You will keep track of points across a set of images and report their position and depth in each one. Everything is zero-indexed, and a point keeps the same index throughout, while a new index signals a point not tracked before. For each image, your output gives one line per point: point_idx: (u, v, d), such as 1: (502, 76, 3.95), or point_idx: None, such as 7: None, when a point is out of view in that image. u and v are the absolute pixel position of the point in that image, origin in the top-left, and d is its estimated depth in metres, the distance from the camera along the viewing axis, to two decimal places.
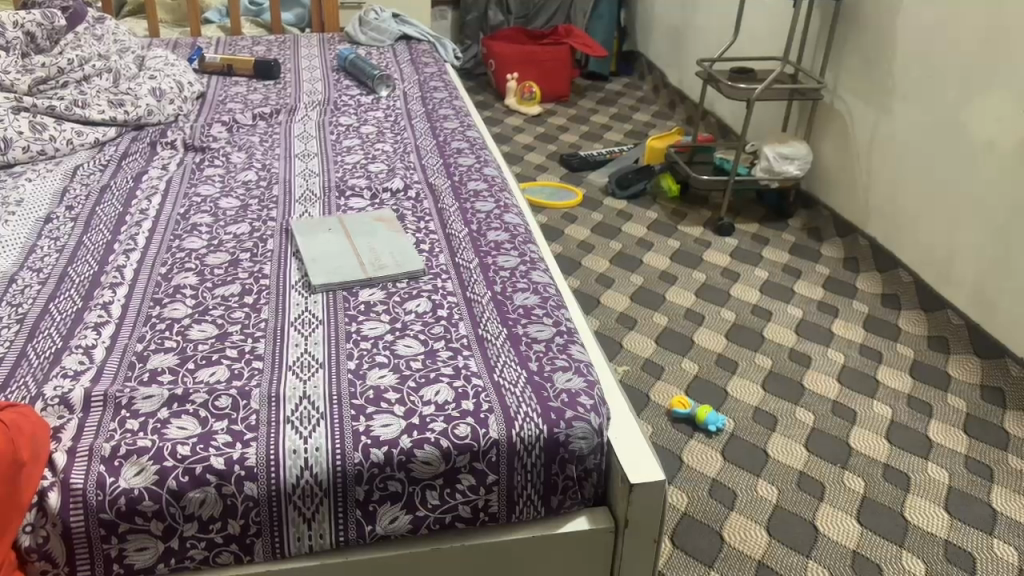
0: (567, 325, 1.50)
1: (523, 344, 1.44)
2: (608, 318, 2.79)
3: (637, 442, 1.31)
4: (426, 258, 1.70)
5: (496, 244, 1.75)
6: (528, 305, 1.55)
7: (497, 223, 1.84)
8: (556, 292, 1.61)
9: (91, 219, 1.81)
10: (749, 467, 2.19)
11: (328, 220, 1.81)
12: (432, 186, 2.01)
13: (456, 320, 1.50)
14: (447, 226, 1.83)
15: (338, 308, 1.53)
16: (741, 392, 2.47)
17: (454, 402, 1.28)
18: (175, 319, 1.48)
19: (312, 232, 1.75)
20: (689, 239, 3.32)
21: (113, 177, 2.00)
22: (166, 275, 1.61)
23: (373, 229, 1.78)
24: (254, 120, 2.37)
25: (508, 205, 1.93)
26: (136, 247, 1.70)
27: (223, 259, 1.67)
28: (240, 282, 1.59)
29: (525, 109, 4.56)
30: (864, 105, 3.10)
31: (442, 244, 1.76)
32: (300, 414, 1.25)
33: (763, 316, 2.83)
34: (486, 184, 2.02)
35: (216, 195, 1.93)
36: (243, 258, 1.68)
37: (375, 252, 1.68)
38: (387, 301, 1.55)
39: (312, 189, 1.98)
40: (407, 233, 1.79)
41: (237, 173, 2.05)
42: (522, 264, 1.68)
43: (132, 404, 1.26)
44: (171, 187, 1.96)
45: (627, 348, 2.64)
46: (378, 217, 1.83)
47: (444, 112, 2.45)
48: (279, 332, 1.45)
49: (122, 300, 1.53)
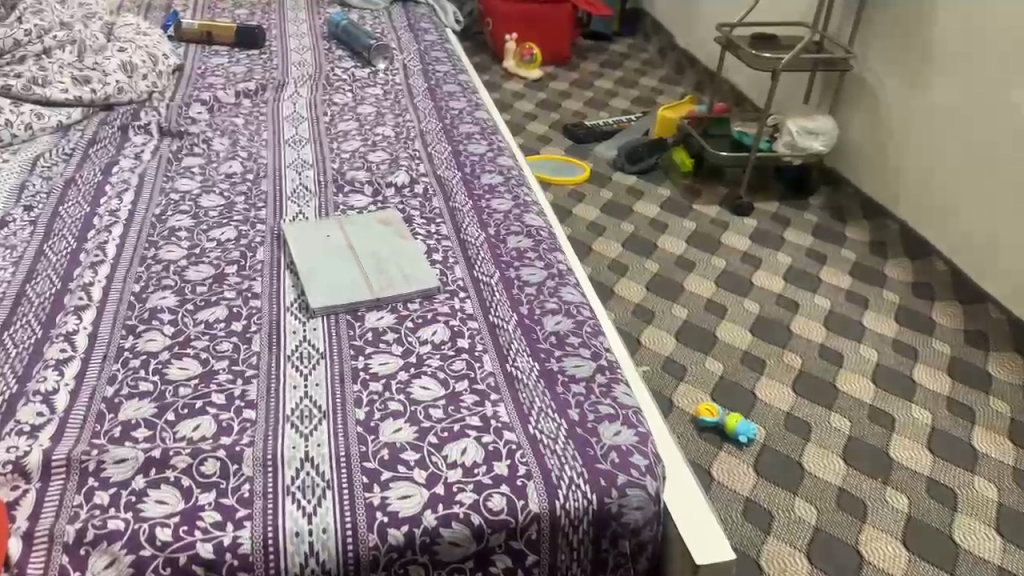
0: (607, 358, 1.30)
1: (559, 382, 1.24)
2: (624, 311, 2.60)
3: (701, 515, 1.13)
4: (440, 271, 1.49)
5: (518, 253, 1.55)
6: (561, 332, 1.35)
7: (518, 226, 1.63)
8: (590, 313, 1.41)
9: (53, 223, 1.58)
10: (785, 484, 2.03)
11: (325, 221, 1.59)
12: (441, 179, 1.79)
13: (479, 352, 1.29)
14: (461, 229, 1.62)
15: (342, 337, 1.32)
16: (772, 395, 2.29)
17: (484, 465, 1.08)
18: (150, 353, 1.27)
19: (307, 238, 1.53)
20: (705, 220, 3.12)
21: (78, 169, 1.76)
22: (140, 295, 1.39)
23: (377, 234, 1.56)
24: (237, 98, 2.13)
25: (527, 203, 1.72)
26: (105, 258, 1.47)
27: (205, 273, 1.45)
28: (228, 303, 1.38)
29: (524, 72, 4.30)
30: (897, 78, 2.88)
31: (457, 253, 1.54)
32: (303, 484, 1.06)
33: (788, 308, 2.65)
34: (501, 177, 1.81)
35: (196, 191, 1.71)
36: (230, 272, 1.46)
37: (380, 264, 1.47)
38: (398, 328, 1.34)
39: (306, 183, 1.75)
40: (416, 238, 1.57)
41: (220, 164, 1.81)
42: (549, 279, 1.48)
43: (101, 471, 1.06)
44: (144, 182, 1.73)
45: (646, 346, 2.45)
46: (383, 218, 1.61)
47: (449, 89, 2.22)
48: (274, 370, 1.25)
49: (89, 328, 1.31)
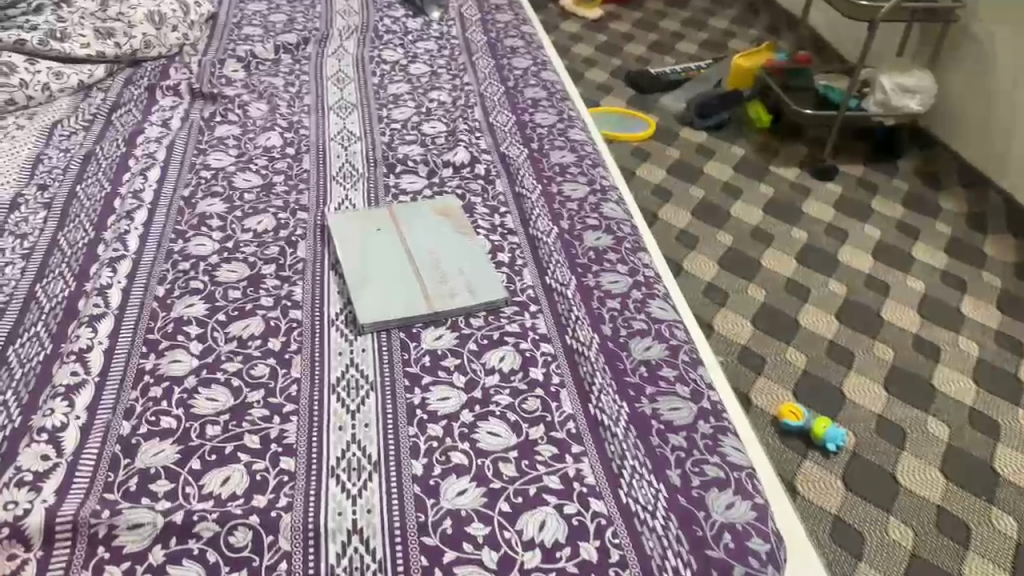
0: (710, 399, 1.09)
1: (653, 432, 1.04)
2: (695, 292, 2.41)
3: None
4: (507, 277, 1.28)
5: (596, 255, 1.33)
6: (653, 361, 1.14)
7: (595, 220, 1.41)
8: (684, 335, 1.20)
9: (69, 206, 1.40)
10: (878, 501, 1.86)
11: (375, 212, 1.39)
12: (505, 157, 1.57)
13: (556, 387, 1.09)
14: (530, 223, 1.40)
15: (394, 363, 1.13)
16: (860, 394, 2.11)
17: (568, 547, 0.89)
18: (174, 379, 1.09)
19: (355, 234, 1.34)
20: (784, 184, 2.88)
21: (100, 139, 1.57)
22: (165, 301, 1.21)
23: (435, 230, 1.36)
24: (276, 53, 1.90)
25: (605, 190, 1.50)
26: (127, 253, 1.29)
27: (238, 275, 1.27)
28: (262, 317, 1.19)
29: (584, 12, 3.99)
30: (1012, 35, 2.54)
31: (526, 254, 1.34)
32: (351, 564, 0.89)
33: (878, 290, 2.44)
34: (574, 155, 1.58)
35: (230, 168, 1.51)
36: (268, 273, 1.28)
37: (438, 271, 1.27)
38: (459, 353, 1.14)
39: (353, 160, 1.54)
40: (480, 235, 1.37)
41: (257, 134, 1.61)
42: (634, 290, 1.27)
43: (113, 539, 0.90)
44: (172, 155, 1.53)
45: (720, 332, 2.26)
46: (442, 209, 1.41)
47: (511, 43, 1.98)
48: (316, 403, 1.06)
49: (106, 343, 1.13)
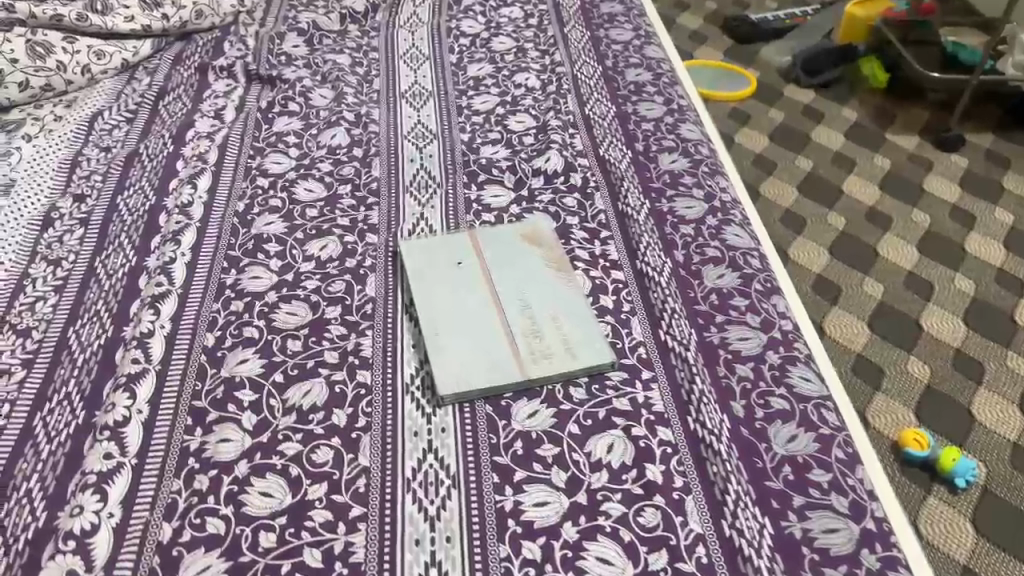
0: (874, 516, 0.89)
1: (805, 565, 0.85)
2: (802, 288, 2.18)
3: None
4: (613, 330, 1.07)
5: (720, 301, 1.11)
6: (797, 459, 0.93)
7: (716, 252, 1.19)
8: (835, 418, 0.98)
9: (109, 223, 1.23)
10: (1015, 549, 1.64)
11: (453, 238, 1.18)
12: (605, 161, 1.35)
13: (679, 494, 0.89)
14: (638, 254, 1.18)
15: (480, 448, 0.94)
16: (991, 416, 1.88)
17: None
18: (222, 467, 0.92)
19: (431, 270, 1.14)
20: (902, 156, 2.58)
21: (145, 135, 1.39)
22: (214, 354, 1.04)
23: (523, 264, 1.14)
24: (342, 23, 1.68)
25: (725, 209, 1.26)
26: (172, 289, 1.12)
27: (297, 323, 1.08)
28: (322, 381, 1.00)
29: None
30: None
31: (636, 298, 1.12)
32: None
33: (1012, 289, 2.17)
34: (687, 162, 1.35)
35: (290, 175, 1.32)
36: (333, 318, 1.09)
37: (528, 321, 1.07)
38: (558, 440, 0.94)
39: (430, 164, 1.34)
40: (577, 269, 1.15)
41: (321, 130, 1.41)
42: (769, 352, 1.05)
43: None
44: (224, 155, 1.35)
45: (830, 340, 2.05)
46: (530, 235, 1.19)
47: (609, 8, 1.71)
48: (389, 504, 0.88)
49: (145, 413, 0.97)
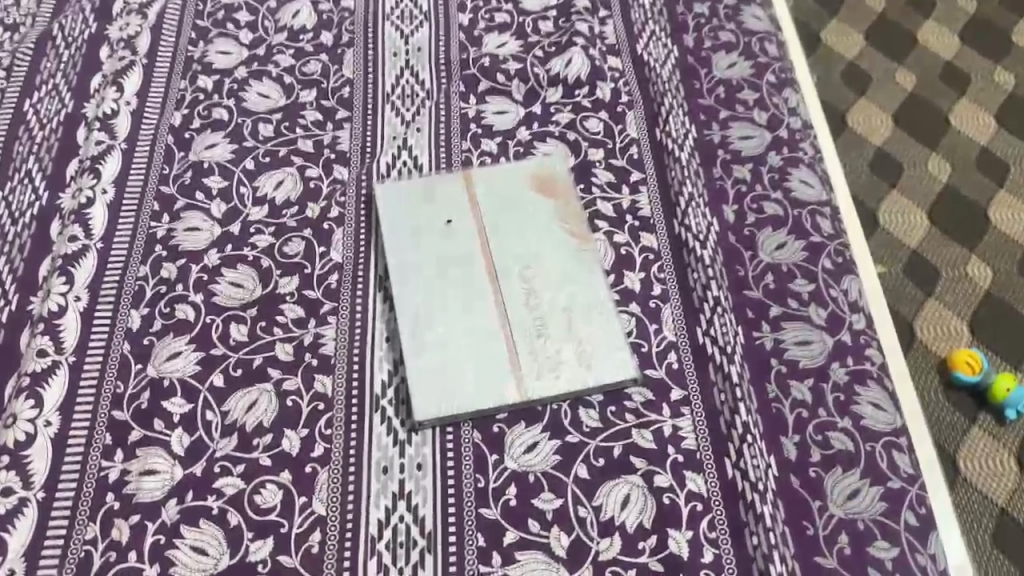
0: None
1: None
2: (852, 149, 1.39)
3: None
4: (638, 325, 0.85)
5: (777, 286, 0.88)
6: (858, 525, 0.75)
7: (776, 209, 0.94)
8: (909, 464, 0.79)
9: (14, 139, 0.98)
10: None
11: (442, 183, 0.93)
12: (642, 64, 1.06)
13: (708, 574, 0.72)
14: (677, 211, 0.93)
15: (464, 495, 0.76)
16: None
17: None
18: (146, 510, 0.75)
19: (411, 232, 0.90)
20: None
21: (61, 6, 1.10)
22: (140, 342, 0.84)
23: (530, 225, 0.90)
24: None
25: (793, 141, 0.99)
26: (88, 243, 0.90)
27: (243, 301, 0.86)
28: (269, 393, 0.80)
29: None
30: None
31: (670, 277, 0.88)
32: None
33: None
34: (749, 67, 1.05)
35: (241, 72, 1.04)
36: (287, 296, 0.87)
37: (532, 313, 0.84)
38: (560, 488, 0.76)
39: (418, 62, 1.05)
40: (596, 233, 0.91)
41: (282, 4, 1.11)
42: (833, 365, 0.84)
43: None
44: (159, 40, 1.07)
45: (883, 216, 1.32)
46: (540, 181, 0.94)
47: None
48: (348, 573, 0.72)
49: (55, 426, 0.79)
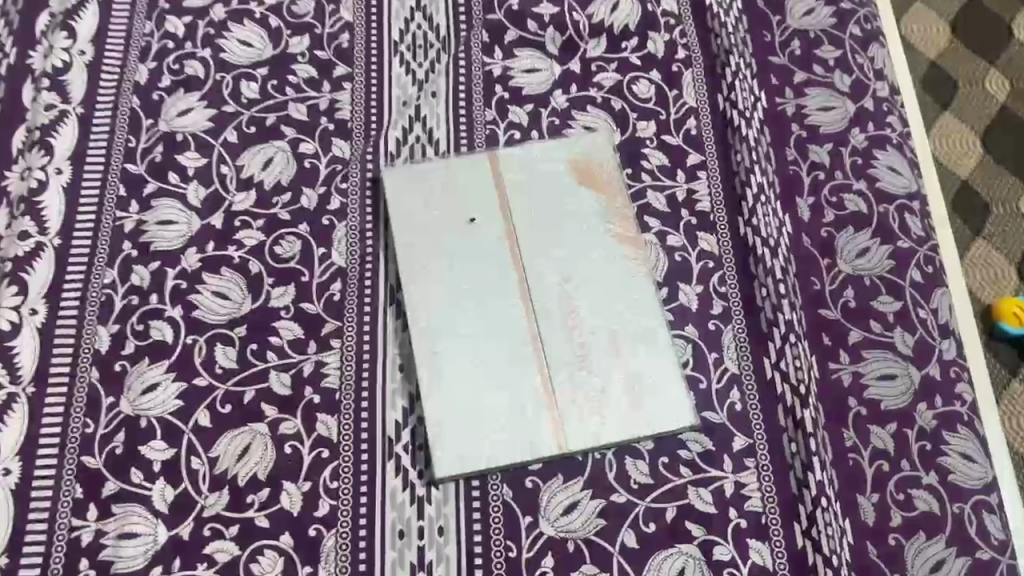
0: None
1: None
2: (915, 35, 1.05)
3: None
4: (695, 354, 0.73)
5: (858, 305, 0.75)
6: None
7: (859, 203, 0.79)
8: (1002, 529, 0.68)
9: None
10: None
11: (461, 170, 0.78)
12: (702, 10, 0.88)
13: None
14: (743, 207, 0.78)
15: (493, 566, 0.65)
16: None
17: None
18: None
19: (425, 232, 0.75)
20: None
21: None
22: (110, 370, 0.71)
23: (567, 226, 0.76)
24: None
25: (879, 115, 0.83)
26: (42, 240, 0.75)
27: (229, 317, 0.73)
28: (265, 436, 0.69)
29: None
30: None
31: (734, 292, 0.75)
32: None
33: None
34: (831, 15, 0.88)
35: (218, 13, 0.86)
36: (281, 310, 0.73)
37: (572, 339, 0.71)
38: (604, 558, 0.65)
39: (432, 2, 0.87)
40: (646, 233, 0.77)
41: None
42: (920, 407, 0.72)
43: None
44: None
45: (958, 98, 1.00)
46: (578, 168, 0.79)
47: None
48: None
49: (15, 475, 0.67)
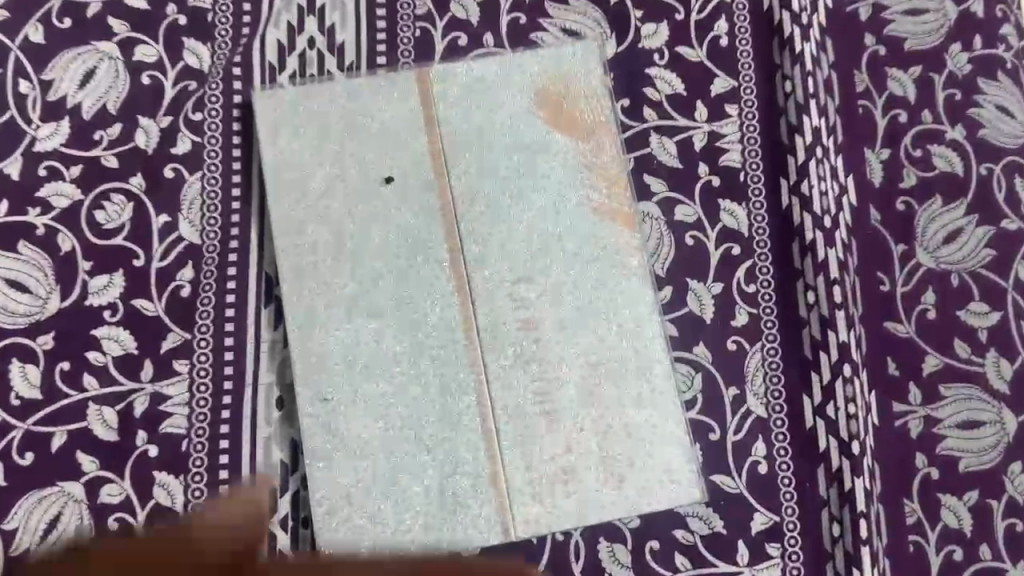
0: None
1: None
2: None
3: None
4: (708, 389, 0.51)
5: (939, 316, 0.52)
6: None
7: (951, 161, 0.54)
8: None
9: None
10: None
11: (373, 102, 0.52)
12: None
13: None
14: (789, 167, 0.54)
15: None
16: None
17: None
18: None
19: (318, 200, 0.50)
20: None
21: None
22: None
23: (528, 195, 0.51)
24: None
25: (992, 23, 0.57)
26: None
27: (31, 320, 0.50)
28: (80, 505, 0.48)
29: None
30: None
31: (766, 294, 0.52)
32: None
33: None
34: None
35: None
36: (104, 312, 0.50)
37: (528, 372, 0.49)
38: None
39: None
40: (644, 202, 0.53)
41: None
42: (1013, 469, 0.50)
43: None
44: None
45: None
46: (549, 101, 0.52)
47: None
48: None
49: None
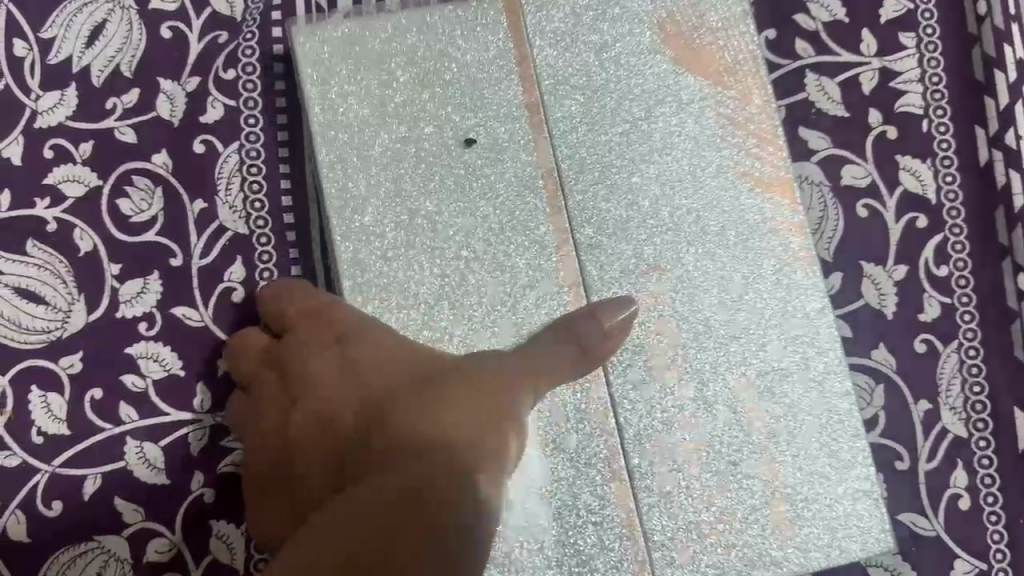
0: None
1: None
2: None
3: None
4: (894, 403, 0.39)
5: None
6: None
7: None
8: None
9: None
10: None
11: (448, 40, 0.40)
12: None
13: None
14: (987, 110, 0.42)
15: None
16: None
17: None
18: None
19: (382, 170, 0.39)
20: None
21: None
22: None
23: (651, 159, 0.40)
24: None
25: None
26: None
27: (49, 340, 0.40)
28: (120, 565, 0.39)
29: None
30: None
31: (963, 278, 0.40)
32: None
33: None
34: None
35: None
36: (138, 325, 0.40)
37: (664, 390, 0.38)
38: None
39: None
40: (803, 163, 0.41)
41: None
42: None
43: None
44: None
45: None
46: (675, 35, 0.40)
47: None
48: None
49: None
